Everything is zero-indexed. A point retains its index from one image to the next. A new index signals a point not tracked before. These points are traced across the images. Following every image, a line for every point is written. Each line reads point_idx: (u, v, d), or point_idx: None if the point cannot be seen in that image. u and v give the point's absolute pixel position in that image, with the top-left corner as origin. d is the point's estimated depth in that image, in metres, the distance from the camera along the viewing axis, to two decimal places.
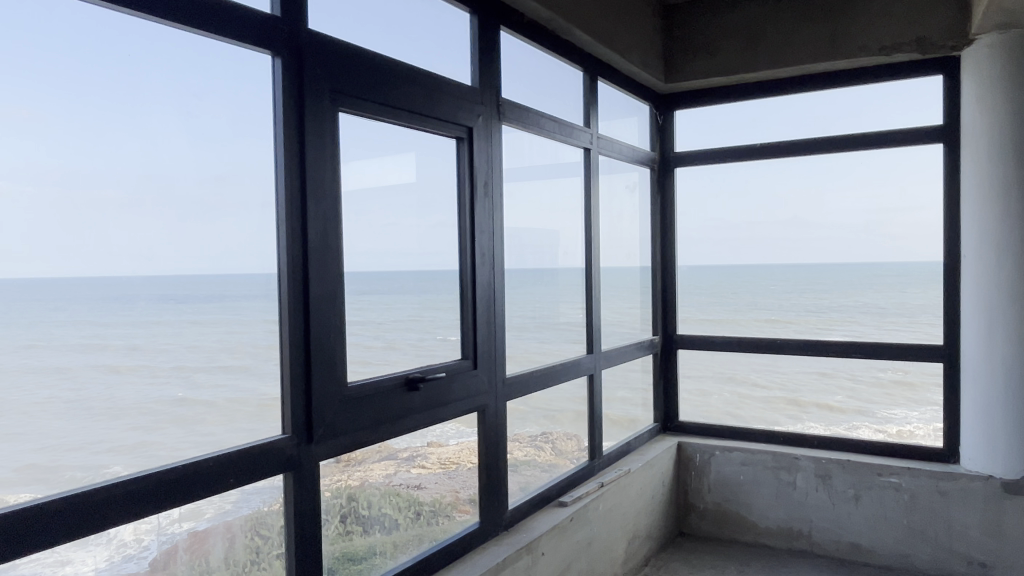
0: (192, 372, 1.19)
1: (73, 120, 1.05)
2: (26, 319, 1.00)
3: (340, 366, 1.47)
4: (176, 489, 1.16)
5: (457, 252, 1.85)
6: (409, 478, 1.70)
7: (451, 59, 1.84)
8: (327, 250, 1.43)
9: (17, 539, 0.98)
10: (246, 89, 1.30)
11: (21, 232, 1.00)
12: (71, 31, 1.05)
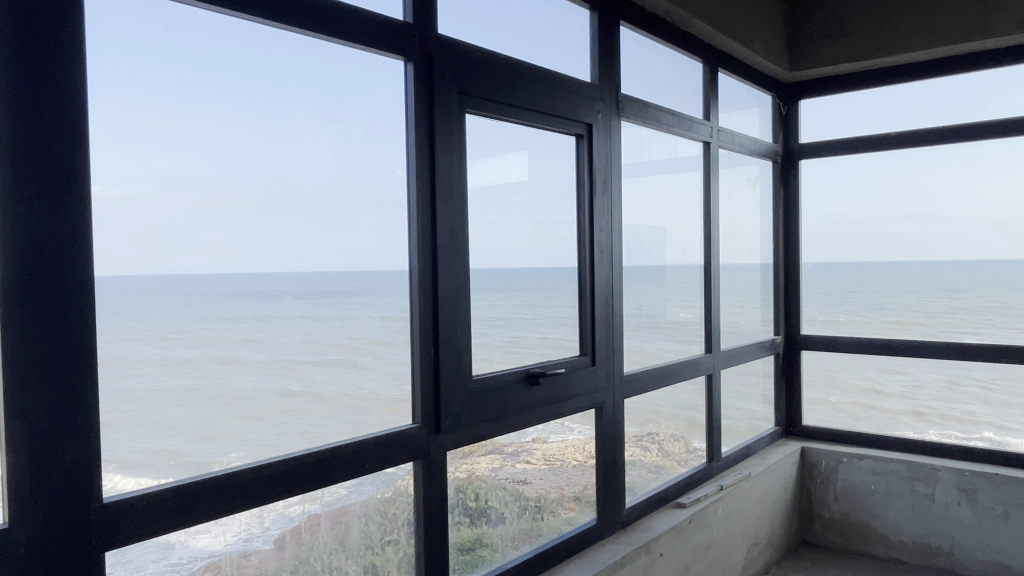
0: (333, 362, 1.28)
1: (233, 128, 1.14)
2: (163, 312, 1.05)
3: (465, 359, 1.52)
4: (297, 477, 1.22)
5: (577, 250, 1.87)
6: (515, 473, 1.71)
7: (572, 56, 1.85)
8: (455, 247, 1.49)
9: (181, 511, 1.06)
10: (381, 94, 1.38)
11: (192, 232, 1.10)
12: (231, 46, 1.15)
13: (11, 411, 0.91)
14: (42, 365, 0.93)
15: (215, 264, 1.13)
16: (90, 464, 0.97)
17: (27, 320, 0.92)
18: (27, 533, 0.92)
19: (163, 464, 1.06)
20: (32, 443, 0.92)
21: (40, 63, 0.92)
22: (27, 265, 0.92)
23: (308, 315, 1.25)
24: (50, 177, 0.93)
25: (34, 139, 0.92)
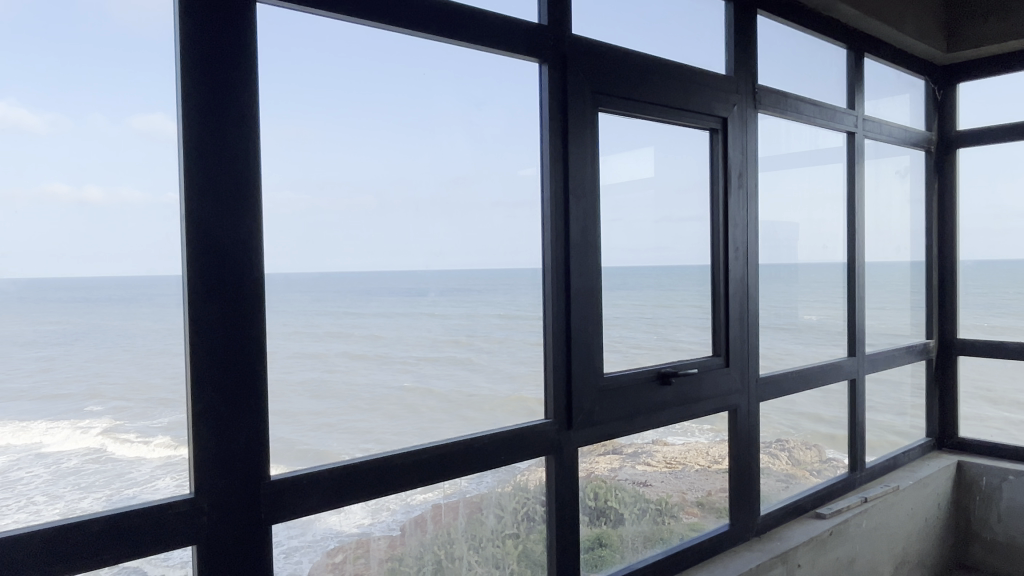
0: (448, 360, 1.34)
1: (379, 137, 1.23)
2: (302, 311, 1.15)
3: (597, 356, 1.52)
4: (426, 468, 1.26)
5: (710, 248, 1.82)
6: (635, 474, 1.68)
7: (706, 49, 1.80)
8: (587, 245, 1.49)
9: (313, 495, 1.12)
10: (514, 96, 1.42)
11: (344, 233, 1.18)
12: (376, 58, 1.23)
13: (196, 394, 1.02)
14: (221, 353, 1.04)
15: (361, 261, 1.21)
16: (259, 444, 1.07)
17: (210, 313, 1.03)
18: (207, 503, 1.02)
19: (315, 445, 1.15)
20: (212, 423, 1.03)
21: (221, 83, 1.03)
22: (210, 263, 1.02)
23: (437, 312, 1.33)
24: (229, 184, 1.04)
25: (216, 152, 1.03)
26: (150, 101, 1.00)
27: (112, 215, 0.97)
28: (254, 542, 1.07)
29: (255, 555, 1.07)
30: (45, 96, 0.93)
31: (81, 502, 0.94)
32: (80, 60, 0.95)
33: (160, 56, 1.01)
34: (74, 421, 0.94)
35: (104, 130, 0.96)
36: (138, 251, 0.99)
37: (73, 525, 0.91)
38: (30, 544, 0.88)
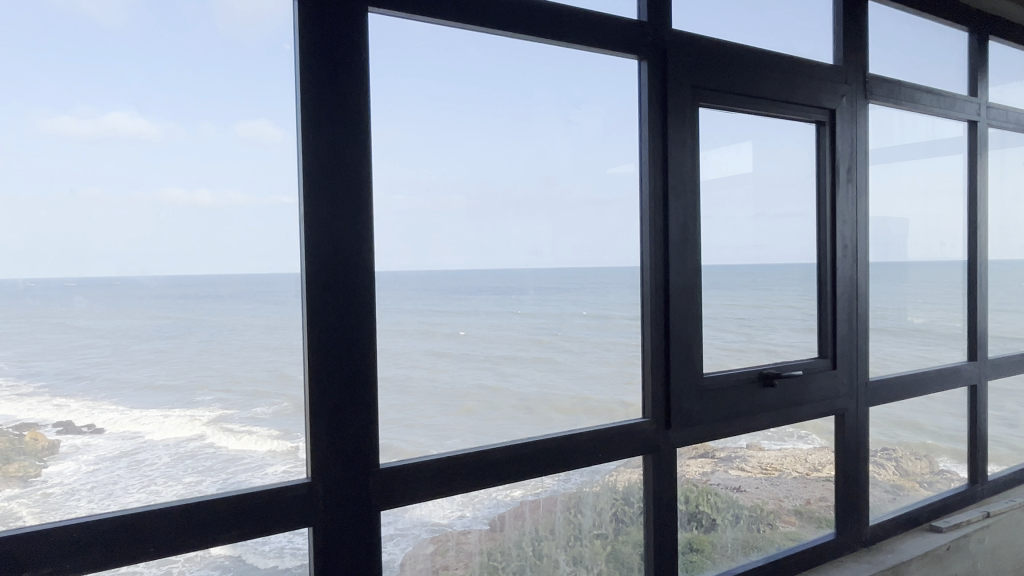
0: (533, 360, 1.37)
1: (474, 139, 1.28)
2: (404, 308, 1.19)
3: (696, 356, 1.49)
4: (521, 465, 1.27)
5: (817, 245, 1.75)
6: (728, 479, 1.63)
7: (812, 39, 1.73)
8: (687, 243, 1.47)
9: (412, 486, 1.16)
10: (608, 94, 1.42)
11: (448, 233, 1.23)
12: (467, 63, 1.27)
13: (313, 383, 1.08)
14: (334, 344, 1.10)
15: (459, 260, 1.25)
16: (369, 432, 1.13)
17: (324, 305, 1.09)
18: (322, 487, 1.08)
19: (415, 438, 1.19)
20: (328, 412, 1.10)
21: (335, 91, 1.09)
22: (325, 260, 1.09)
23: (528, 311, 1.38)
24: (342, 184, 1.10)
25: (331, 155, 1.09)
26: (269, 113, 1.07)
27: (227, 217, 1.04)
28: (362, 528, 1.12)
29: (365, 539, 1.12)
30: (166, 108, 1.01)
31: (198, 485, 1.01)
32: (194, 74, 1.04)
33: (266, 65, 1.08)
34: (184, 411, 1.04)
35: (214, 138, 1.04)
36: (259, 251, 1.06)
37: (197, 505, 0.98)
38: (165, 519, 0.96)
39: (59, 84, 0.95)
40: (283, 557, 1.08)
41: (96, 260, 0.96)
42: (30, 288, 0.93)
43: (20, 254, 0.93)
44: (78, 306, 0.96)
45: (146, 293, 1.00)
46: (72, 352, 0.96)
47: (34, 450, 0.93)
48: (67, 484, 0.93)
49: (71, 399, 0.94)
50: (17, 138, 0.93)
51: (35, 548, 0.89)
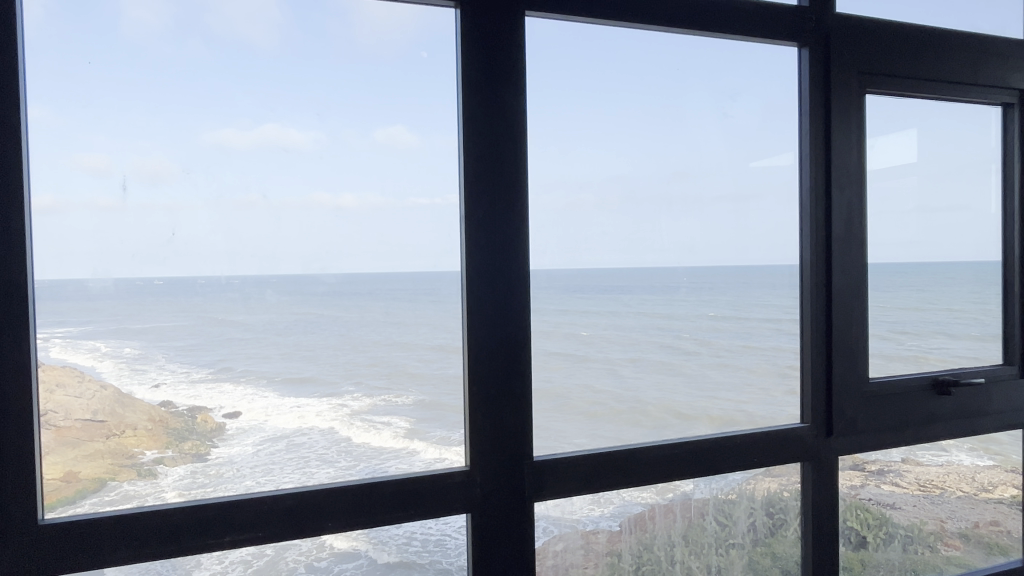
0: (661, 365, 1.33)
1: (625, 135, 1.30)
2: (561, 303, 1.23)
3: (861, 359, 1.40)
4: (663, 466, 1.24)
5: (1000, 241, 1.59)
6: (882, 494, 1.50)
7: (998, 13, 1.57)
8: (852, 239, 1.38)
9: (557, 480, 1.17)
10: (752, 83, 1.36)
11: (603, 228, 1.27)
12: (598, 60, 1.27)
13: (473, 375, 1.13)
14: (492, 337, 1.14)
15: (610, 257, 1.28)
16: (525, 424, 1.15)
17: (483, 298, 1.13)
18: (479, 476, 1.12)
19: (560, 434, 1.20)
20: (486, 403, 1.14)
21: (493, 95, 1.13)
22: (485, 254, 1.13)
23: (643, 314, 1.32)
24: (501, 182, 1.13)
25: (488, 153, 1.13)
26: (431, 121, 1.15)
27: (369, 218, 1.13)
28: (513, 519, 1.15)
29: (514, 531, 1.15)
30: (312, 118, 1.12)
31: (352, 469, 1.09)
32: (334, 87, 1.14)
33: (400, 70, 1.16)
34: (329, 398, 1.12)
35: (354, 142, 1.13)
36: (423, 251, 1.15)
37: (361, 487, 1.05)
38: (342, 497, 1.04)
39: (224, 101, 1.07)
40: (410, 544, 1.12)
41: (284, 259, 1.09)
42: (232, 283, 1.06)
43: (225, 253, 1.05)
44: (270, 298, 1.08)
45: (325, 289, 1.11)
46: (237, 348, 1.07)
47: (205, 431, 1.04)
48: (235, 464, 1.05)
49: (233, 386, 1.07)
50: (191, 148, 1.04)
51: (230, 514, 0.99)
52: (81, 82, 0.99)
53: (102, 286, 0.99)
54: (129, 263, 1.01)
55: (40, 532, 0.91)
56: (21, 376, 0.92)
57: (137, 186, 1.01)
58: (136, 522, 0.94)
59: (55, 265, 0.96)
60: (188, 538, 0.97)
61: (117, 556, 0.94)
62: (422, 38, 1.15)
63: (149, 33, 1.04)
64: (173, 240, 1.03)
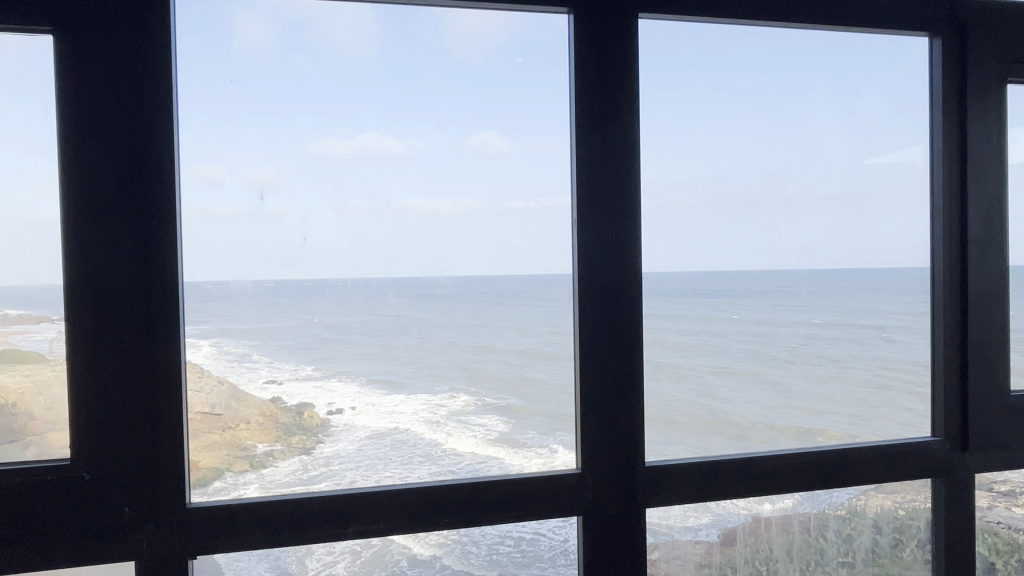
0: (754, 375, 1.27)
1: (742, 136, 1.26)
2: (675, 306, 1.20)
3: (1001, 370, 1.29)
4: (776, 477, 1.19)
5: None
6: (1014, 518, 1.38)
7: None
8: (991, 240, 1.28)
9: (657, 487, 1.14)
10: (863, 77, 1.31)
11: (713, 232, 1.24)
12: (698, 56, 1.23)
13: (585, 382, 1.13)
14: (605, 342, 1.14)
15: (723, 262, 1.25)
16: (635, 426, 1.15)
17: (596, 304, 1.13)
18: (591, 479, 1.12)
19: (665, 440, 1.18)
20: (597, 407, 1.14)
21: (607, 99, 1.13)
22: (599, 260, 1.13)
23: (747, 320, 1.27)
24: (613, 187, 1.13)
25: (602, 158, 1.13)
26: (542, 126, 1.17)
27: (461, 221, 1.19)
28: (619, 524, 1.14)
29: (619, 534, 1.14)
30: (404, 126, 1.19)
31: (452, 467, 1.11)
32: (421, 95, 1.20)
33: (495, 74, 1.20)
34: (426, 398, 1.18)
35: (448, 148, 1.20)
36: (536, 256, 1.16)
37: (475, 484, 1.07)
38: (459, 495, 1.07)
39: (327, 114, 1.15)
40: (503, 543, 1.12)
41: (405, 262, 1.16)
42: (355, 285, 1.13)
43: (351, 256, 1.13)
44: (390, 301, 1.15)
45: (442, 290, 1.17)
46: (347, 347, 1.15)
47: (310, 427, 1.10)
48: (342, 458, 1.10)
49: (337, 382, 1.14)
50: (297, 159, 1.12)
51: (357, 507, 1.03)
52: (222, 98, 1.07)
53: (241, 287, 1.07)
54: (266, 266, 1.09)
55: (189, 513, 0.99)
56: (172, 368, 0.99)
57: (273, 196, 1.09)
58: (273, 507, 1.01)
59: (202, 266, 1.04)
60: (317, 526, 1.02)
61: (256, 539, 1.01)
62: (512, 45, 1.18)
63: (260, 52, 1.11)
64: (305, 245, 1.11)
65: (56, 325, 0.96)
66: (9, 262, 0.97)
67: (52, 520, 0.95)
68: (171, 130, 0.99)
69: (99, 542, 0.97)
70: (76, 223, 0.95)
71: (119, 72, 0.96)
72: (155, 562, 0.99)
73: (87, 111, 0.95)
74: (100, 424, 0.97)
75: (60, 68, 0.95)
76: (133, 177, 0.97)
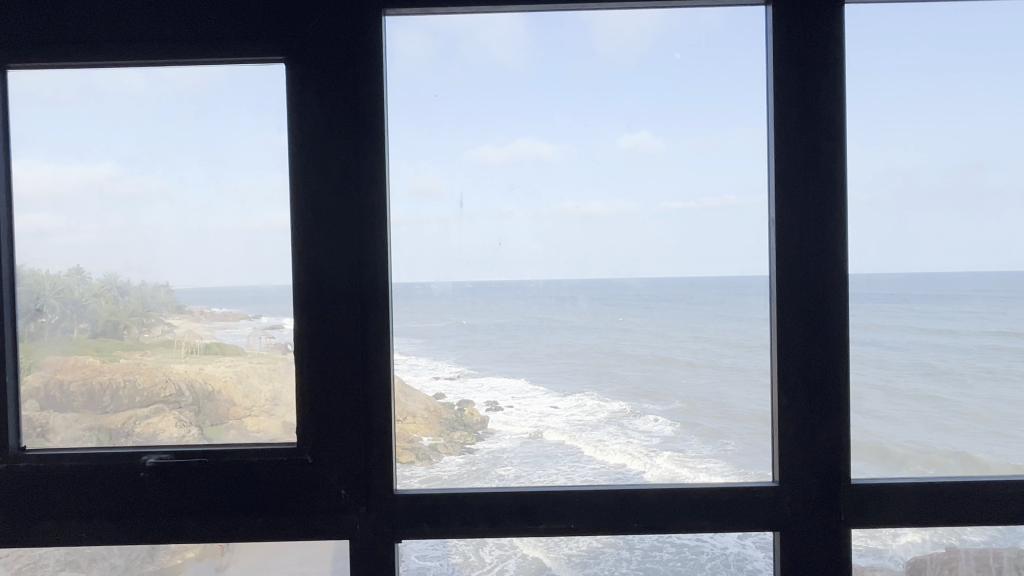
0: (984, 389, 1.11)
1: (966, 121, 1.13)
2: (889, 310, 1.10)
3: None
4: (1005, 505, 1.06)
5: None
6: None
7: None
8: None
9: (858, 508, 1.06)
10: None
11: (933, 230, 1.13)
12: (909, 35, 1.13)
13: (783, 390, 1.08)
14: (805, 350, 1.07)
15: (945, 262, 1.13)
16: (843, 440, 1.07)
17: (797, 308, 1.07)
18: (791, 494, 1.07)
19: (866, 455, 1.09)
20: (798, 417, 1.07)
21: (810, 89, 1.07)
22: (799, 262, 1.07)
23: (968, 329, 1.11)
24: (819, 184, 1.06)
25: (805, 155, 1.07)
26: (737, 120, 1.13)
27: (612, 224, 1.17)
28: (819, 543, 1.07)
29: (796, 554, 1.08)
30: (559, 129, 1.19)
31: (634, 467, 1.11)
32: (587, 97, 1.19)
33: (647, 73, 1.18)
34: (577, 398, 1.17)
35: (601, 151, 1.19)
36: (731, 256, 1.13)
37: (664, 492, 1.06)
38: (651, 500, 1.06)
39: (481, 122, 1.17)
40: (662, 549, 1.10)
41: (596, 264, 1.17)
42: (546, 287, 1.15)
43: (543, 260, 1.16)
44: (582, 306, 1.16)
45: (634, 292, 1.15)
46: (500, 351, 1.15)
47: (470, 422, 1.12)
48: (507, 454, 1.12)
49: (498, 378, 1.15)
50: (456, 164, 1.15)
51: (549, 504, 1.06)
52: (425, 109, 1.13)
53: (443, 288, 1.12)
54: (466, 268, 1.14)
55: (398, 499, 1.07)
56: (383, 365, 1.08)
57: (472, 201, 1.15)
58: (459, 498, 1.06)
59: (407, 269, 1.11)
60: (515, 521, 1.06)
61: (456, 530, 1.06)
62: (664, 42, 1.16)
63: (421, 68, 1.14)
64: (500, 249, 1.15)
65: (252, 322, 1.10)
66: (215, 267, 1.11)
67: (282, 497, 1.07)
68: (383, 144, 1.07)
69: (321, 519, 1.07)
70: (305, 230, 1.06)
71: (341, 90, 1.06)
72: (368, 542, 1.07)
73: (314, 129, 1.06)
74: (322, 414, 1.07)
75: (294, 88, 1.06)
76: (351, 186, 1.06)
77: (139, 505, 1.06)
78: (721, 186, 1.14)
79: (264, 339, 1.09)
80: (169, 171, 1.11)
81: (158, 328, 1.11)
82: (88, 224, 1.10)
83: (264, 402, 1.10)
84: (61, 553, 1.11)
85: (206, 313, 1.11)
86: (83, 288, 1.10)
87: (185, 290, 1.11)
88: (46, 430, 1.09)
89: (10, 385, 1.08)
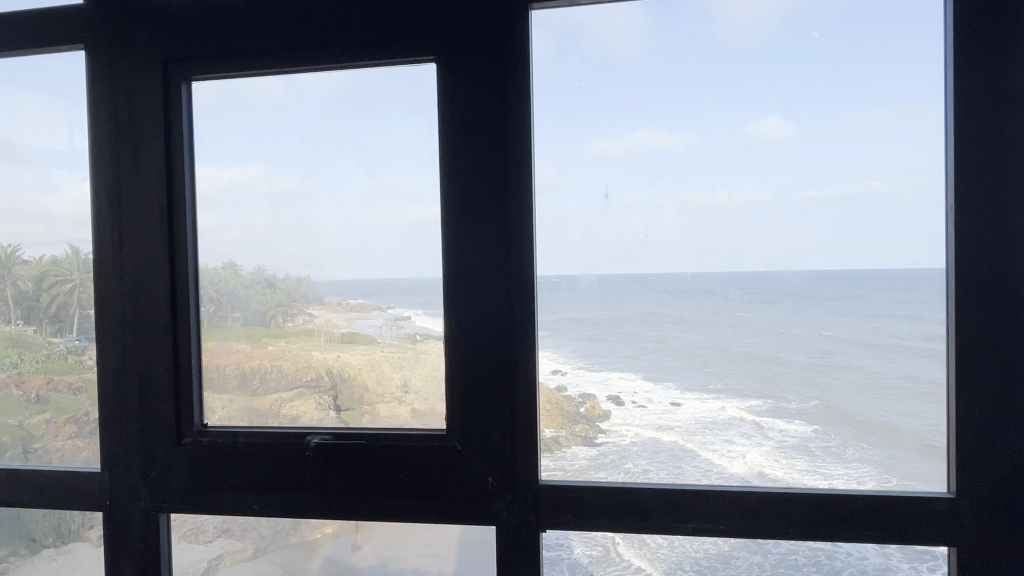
0: None
1: None
2: None
3: None
4: None
5: None
6: None
7: None
8: None
9: None
10: None
11: None
12: None
13: (961, 395, 0.98)
14: (989, 351, 0.97)
15: None
16: None
17: (976, 306, 0.97)
18: (969, 507, 0.98)
19: None
20: (978, 425, 0.98)
21: (996, 60, 0.96)
22: (978, 253, 0.97)
23: None
24: (1004, 167, 0.96)
25: (992, 135, 0.96)
26: (903, 100, 1.04)
27: (746, 213, 1.08)
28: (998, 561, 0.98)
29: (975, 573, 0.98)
30: (686, 116, 1.10)
31: (784, 471, 1.06)
32: (721, 75, 1.09)
33: (781, 52, 1.07)
34: (700, 395, 1.10)
35: (724, 139, 1.09)
36: (886, 249, 1.04)
37: (820, 499, 1.01)
38: (806, 506, 1.01)
39: (606, 112, 1.12)
40: (797, 554, 1.06)
41: (748, 257, 1.08)
42: (695, 280, 1.09)
43: (693, 253, 1.09)
44: (732, 299, 1.08)
45: (786, 287, 1.07)
46: (622, 345, 1.11)
47: (593, 416, 1.11)
48: (631, 450, 1.10)
49: (622, 373, 1.11)
50: (578, 156, 1.12)
51: (696, 501, 1.04)
52: (565, 102, 1.12)
53: (587, 281, 1.11)
54: (610, 261, 1.12)
55: (541, 489, 1.08)
56: (529, 355, 1.10)
57: (617, 190, 1.11)
58: (601, 491, 1.07)
59: (553, 262, 1.11)
60: (660, 518, 1.05)
61: (599, 523, 1.07)
62: (803, 22, 1.08)
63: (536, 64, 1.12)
64: (646, 241, 1.11)
65: (385, 313, 1.16)
66: (344, 257, 1.18)
67: (433, 482, 1.11)
68: (529, 139, 1.09)
69: (472, 506, 1.10)
70: (456, 226, 1.10)
71: (485, 88, 1.09)
72: (512, 529, 1.09)
73: (461, 127, 1.09)
74: (468, 404, 1.10)
75: (445, 89, 1.10)
76: (498, 181, 1.09)
77: (300, 481, 1.15)
78: (865, 173, 1.05)
79: (395, 329, 1.15)
80: (316, 172, 1.18)
81: (301, 317, 1.19)
82: (244, 223, 1.20)
83: (395, 389, 1.16)
84: (218, 520, 1.22)
85: (343, 303, 1.18)
86: (237, 281, 1.21)
87: (326, 283, 1.18)
88: (207, 409, 1.21)
89: (194, 367, 1.19)
